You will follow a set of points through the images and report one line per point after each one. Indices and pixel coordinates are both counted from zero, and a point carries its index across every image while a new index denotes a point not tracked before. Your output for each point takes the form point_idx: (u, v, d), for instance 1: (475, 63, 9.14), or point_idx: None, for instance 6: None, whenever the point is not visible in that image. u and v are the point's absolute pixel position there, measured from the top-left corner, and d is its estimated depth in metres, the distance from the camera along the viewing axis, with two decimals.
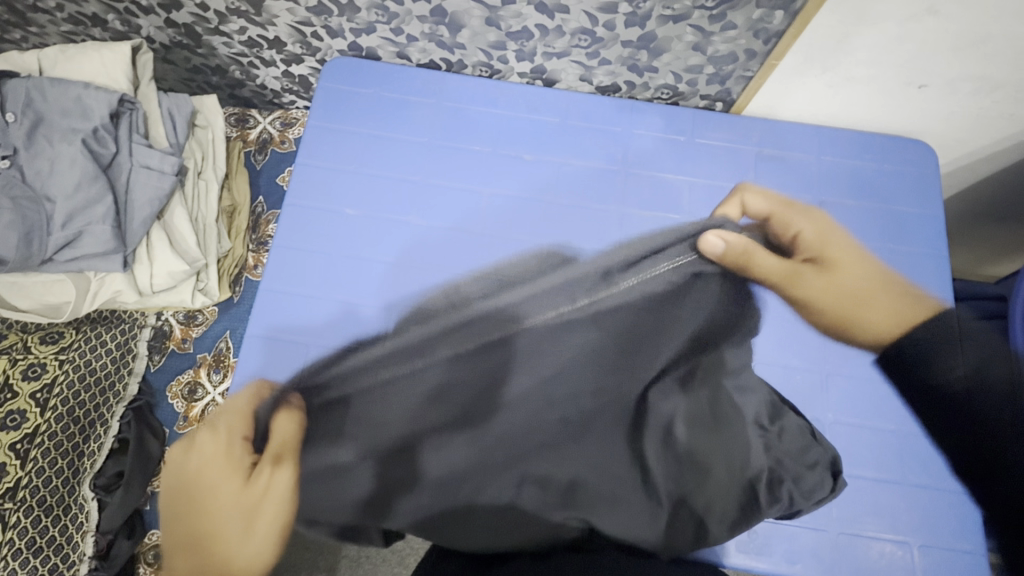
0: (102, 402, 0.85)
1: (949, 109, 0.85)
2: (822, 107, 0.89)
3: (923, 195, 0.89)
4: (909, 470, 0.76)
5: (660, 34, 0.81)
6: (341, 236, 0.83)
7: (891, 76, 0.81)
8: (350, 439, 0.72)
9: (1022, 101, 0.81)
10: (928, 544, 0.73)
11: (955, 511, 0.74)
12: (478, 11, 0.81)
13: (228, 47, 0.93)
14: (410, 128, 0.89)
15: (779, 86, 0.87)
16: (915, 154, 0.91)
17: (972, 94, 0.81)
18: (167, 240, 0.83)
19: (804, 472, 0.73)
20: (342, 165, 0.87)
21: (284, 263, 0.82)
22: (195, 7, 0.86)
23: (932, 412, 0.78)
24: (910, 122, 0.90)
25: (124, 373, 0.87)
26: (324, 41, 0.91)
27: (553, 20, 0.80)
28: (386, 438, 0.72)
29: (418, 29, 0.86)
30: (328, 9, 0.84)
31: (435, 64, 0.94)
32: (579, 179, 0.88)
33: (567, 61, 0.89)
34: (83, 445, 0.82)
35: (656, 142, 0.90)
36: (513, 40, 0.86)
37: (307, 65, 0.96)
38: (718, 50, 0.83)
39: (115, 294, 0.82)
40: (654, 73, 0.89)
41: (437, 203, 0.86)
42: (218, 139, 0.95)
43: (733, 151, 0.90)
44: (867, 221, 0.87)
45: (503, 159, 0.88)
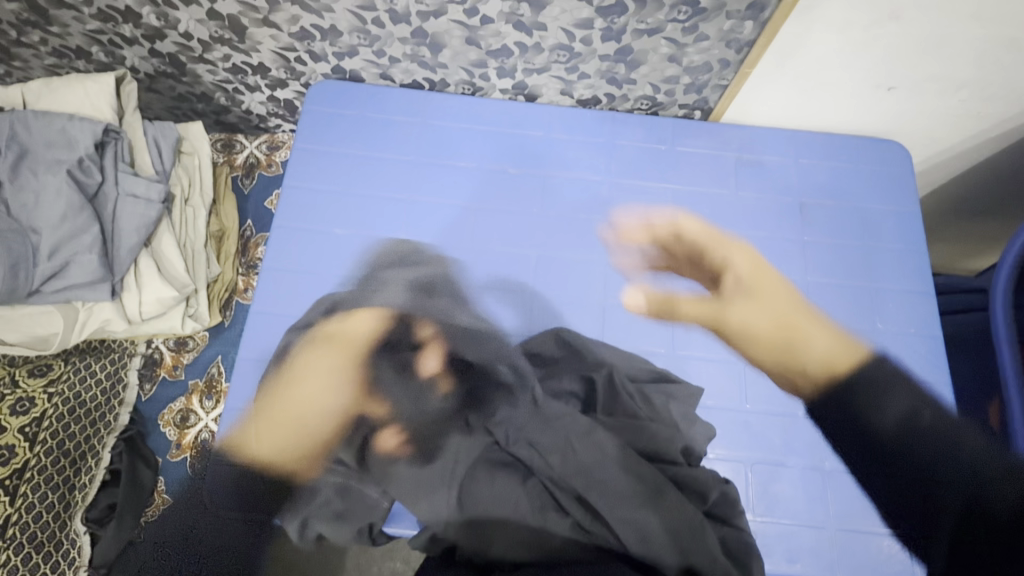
0: (92, 433, 0.84)
1: (918, 110, 0.88)
2: (796, 113, 0.92)
3: (898, 192, 0.91)
4: (903, 464, 0.77)
5: (636, 47, 0.83)
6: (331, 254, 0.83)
7: (861, 80, 0.83)
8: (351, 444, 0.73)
9: (987, 99, 0.84)
10: (925, 538, 0.73)
11: (950, 503, 0.75)
12: (459, 31, 0.83)
13: (213, 74, 0.94)
14: (396, 147, 0.90)
15: (754, 93, 0.89)
16: (889, 154, 0.93)
17: (940, 94, 0.84)
18: (156, 266, 0.83)
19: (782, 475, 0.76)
20: (330, 185, 0.87)
21: (274, 285, 0.82)
22: (178, 36, 0.87)
23: (918, 407, 0.80)
24: (883, 124, 0.93)
25: (114, 404, 0.86)
26: (308, 65, 0.92)
27: (531, 37, 0.82)
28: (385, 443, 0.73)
29: (400, 51, 0.88)
30: (310, 34, 0.85)
31: (417, 84, 0.95)
32: (564, 191, 0.89)
33: (547, 76, 0.90)
34: (74, 478, 0.81)
35: (638, 151, 0.92)
36: (494, 58, 0.87)
37: (291, 89, 0.97)
38: (692, 61, 0.85)
39: (104, 323, 0.81)
40: (632, 85, 0.91)
41: (424, 222, 0.86)
42: (205, 166, 0.94)
43: (714, 158, 0.92)
44: (847, 221, 0.89)
45: (488, 174, 0.89)
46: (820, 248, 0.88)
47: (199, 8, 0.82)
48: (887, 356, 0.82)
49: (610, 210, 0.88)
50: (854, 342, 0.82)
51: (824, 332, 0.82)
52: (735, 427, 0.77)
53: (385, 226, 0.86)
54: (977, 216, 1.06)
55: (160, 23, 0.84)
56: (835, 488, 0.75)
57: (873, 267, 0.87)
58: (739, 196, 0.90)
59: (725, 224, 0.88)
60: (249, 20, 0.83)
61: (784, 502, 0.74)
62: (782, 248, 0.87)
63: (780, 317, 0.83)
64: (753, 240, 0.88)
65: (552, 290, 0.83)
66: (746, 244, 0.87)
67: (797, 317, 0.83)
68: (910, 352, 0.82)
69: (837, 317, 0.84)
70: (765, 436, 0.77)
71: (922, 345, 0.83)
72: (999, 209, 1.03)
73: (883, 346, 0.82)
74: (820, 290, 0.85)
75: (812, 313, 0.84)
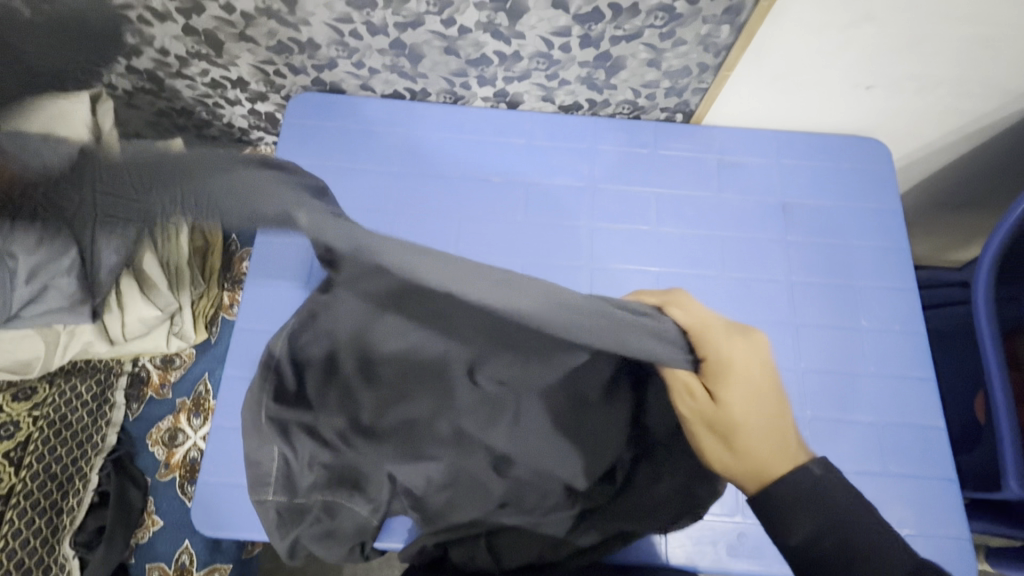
0: (79, 455, 0.83)
1: (897, 108, 0.89)
2: (777, 114, 0.92)
3: (879, 190, 0.92)
4: (890, 461, 0.77)
5: (615, 53, 0.83)
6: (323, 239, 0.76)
7: (839, 80, 0.84)
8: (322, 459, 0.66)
9: (963, 96, 0.84)
10: (912, 534, 0.74)
11: (939, 497, 0.76)
12: (437, 42, 0.82)
13: (192, 89, 0.94)
14: (379, 159, 0.90)
15: (734, 96, 0.90)
16: (869, 152, 0.94)
17: (917, 92, 0.85)
18: (136, 287, 0.80)
19: None
20: (313, 199, 0.87)
21: (261, 300, 0.82)
22: (155, 53, 0.86)
23: (903, 403, 0.80)
24: (863, 122, 0.93)
25: (101, 425, 0.85)
26: (288, 78, 0.92)
27: (509, 46, 0.82)
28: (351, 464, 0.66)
29: (379, 62, 0.88)
30: (288, 47, 0.85)
31: (399, 94, 0.95)
32: (548, 198, 0.89)
33: (528, 83, 0.90)
34: (61, 502, 0.80)
35: (620, 156, 0.92)
36: (474, 67, 0.87)
37: (272, 102, 0.97)
38: (672, 65, 0.85)
39: (87, 345, 0.83)
40: (613, 90, 0.91)
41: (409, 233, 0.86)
42: None
43: (696, 160, 0.93)
44: (832, 221, 0.90)
45: (472, 182, 0.89)
46: (803, 248, 0.88)
47: (175, 24, 0.81)
48: (870, 351, 0.83)
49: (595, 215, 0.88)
50: (840, 340, 0.83)
51: (806, 331, 0.84)
52: None
53: (371, 238, 0.85)
54: (958, 209, 1.08)
55: (135, 40, 0.84)
56: None
57: (857, 264, 0.88)
58: (723, 198, 0.90)
59: (710, 225, 0.89)
60: (225, 35, 0.83)
61: None
62: (766, 249, 0.88)
63: (765, 317, 0.84)
64: (737, 241, 0.88)
65: (538, 298, 0.83)
66: (731, 247, 0.88)
67: (781, 317, 0.84)
68: (893, 349, 0.83)
69: (824, 316, 0.84)
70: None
71: (907, 341, 0.84)
72: (980, 201, 1.05)
73: (864, 345, 0.84)
74: (804, 290, 0.86)
75: (796, 313, 0.84)
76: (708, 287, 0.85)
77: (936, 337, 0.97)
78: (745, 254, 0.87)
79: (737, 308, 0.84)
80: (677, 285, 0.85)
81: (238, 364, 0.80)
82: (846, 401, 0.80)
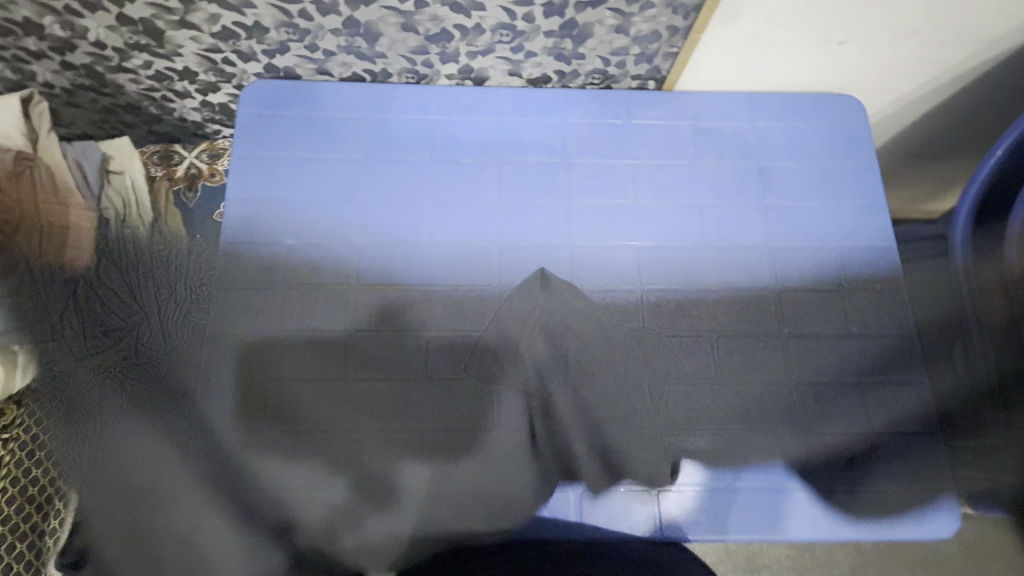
0: (56, 475, 0.79)
1: (871, 62, 0.87)
2: (751, 74, 0.90)
3: (853, 147, 0.91)
4: (877, 419, 0.79)
5: (580, 21, 0.80)
6: (297, 262, 0.80)
7: (811, 36, 0.82)
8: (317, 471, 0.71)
9: (937, 46, 0.83)
10: (904, 486, 0.76)
11: (927, 448, 0.78)
12: (393, 18, 0.78)
13: (136, 83, 0.88)
14: (341, 146, 0.86)
15: (705, 58, 0.87)
16: (845, 108, 0.93)
17: (890, 44, 0.83)
18: None
19: (757, 441, 0.77)
20: (277, 194, 0.83)
21: (229, 304, 0.78)
22: (90, 46, 0.80)
23: (887, 358, 0.82)
24: (838, 78, 0.91)
25: (77, 441, 0.81)
26: (238, 66, 0.87)
27: (470, 19, 0.78)
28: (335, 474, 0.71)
29: (334, 43, 0.83)
30: (234, 33, 0.79)
31: (358, 76, 0.90)
32: (522, 175, 0.87)
33: (493, 58, 0.87)
34: (42, 524, 0.77)
35: (594, 129, 0.90)
36: (435, 43, 0.83)
37: (224, 92, 0.92)
38: (640, 30, 0.82)
39: (45, 363, 0.78)
40: (582, 60, 0.88)
41: (410, 261, 0.81)
42: (138, 185, 0.89)
43: (670, 129, 0.90)
44: (814, 180, 0.89)
45: (443, 167, 0.86)
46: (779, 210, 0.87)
47: (107, 14, 0.75)
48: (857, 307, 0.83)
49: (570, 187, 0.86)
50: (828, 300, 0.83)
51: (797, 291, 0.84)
52: (714, 400, 0.78)
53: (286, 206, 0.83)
54: (931, 159, 1.08)
55: (65, 33, 0.78)
56: (813, 446, 0.77)
57: (836, 222, 0.87)
58: (698, 165, 0.89)
59: (687, 189, 0.87)
60: (164, 22, 0.77)
61: (766, 468, 0.76)
62: (745, 215, 0.87)
63: (751, 288, 0.83)
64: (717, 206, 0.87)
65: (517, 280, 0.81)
66: (726, 235, 0.86)
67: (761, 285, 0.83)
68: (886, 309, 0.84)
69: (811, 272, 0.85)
70: (767, 418, 0.78)
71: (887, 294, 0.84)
72: (953, 149, 1.05)
73: (848, 302, 0.84)
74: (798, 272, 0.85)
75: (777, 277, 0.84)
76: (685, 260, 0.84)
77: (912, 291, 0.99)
78: (722, 219, 0.86)
79: (715, 278, 0.83)
80: (658, 258, 0.84)
81: (222, 367, 0.75)
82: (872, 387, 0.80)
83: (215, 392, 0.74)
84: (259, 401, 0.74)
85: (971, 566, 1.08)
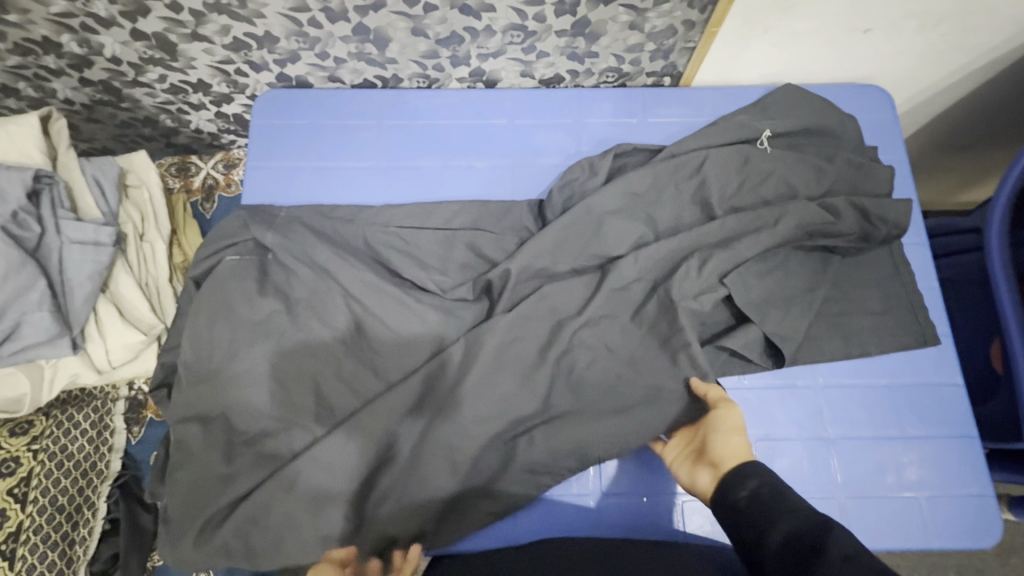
0: (85, 485, 0.83)
1: (897, 51, 0.84)
2: (772, 66, 0.87)
3: (883, 139, 0.87)
4: (908, 423, 0.77)
5: (593, 19, 0.78)
6: (302, 253, 0.73)
7: (837, 24, 0.78)
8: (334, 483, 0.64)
9: (971, 30, 0.79)
10: (935, 494, 0.74)
11: (962, 452, 0.76)
12: (403, 23, 0.77)
13: (152, 97, 0.89)
14: (356, 154, 0.85)
15: (725, 51, 0.84)
16: (871, 99, 0.89)
17: (919, 31, 0.79)
18: (117, 311, 0.79)
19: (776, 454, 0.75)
20: (294, 203, 0.82)
21: (216, 303, 0.72)
22: (107, 62, 0.81)
23: (914, 357, 0.79)
24: (861, 69, 0.89)
25: (104, 452, 0.86)
26: (250, 76, 0.87)
27: (480, 21, 0.77)
28: (345, 484, 0.64)
29: (344, 51, 0.82)
30: (246, 44, 0.80)
31: (369, 82, 0.90)
32: (536, 178, 0.85)
33: (504, 59, 0.85)
34: (72, 533, 0.80)
35: (608, 129, 0.88)
36: (445, 46, 0.82)
37: (238, 103, 0.92)
38: (655, 26, 0.79)
39: (74, 378, 0.77)
40: (595, 58, 0.86)
41: (423, 263, 0.75)
42: (155, 198, 0.90)
43: (688, 126, 0.88)
44: (859, 180, 0.80)
45: (455, 171, 0.85)
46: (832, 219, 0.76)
47: (121, 29, 0.76)
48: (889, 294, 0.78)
49: (594, 185, 0.79)
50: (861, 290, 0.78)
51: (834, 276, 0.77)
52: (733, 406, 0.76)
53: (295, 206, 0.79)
54: (962, 150, 1.04)
55: (83, 50, 0.78)
56: (839, 449, 0.75)
57: (899, 215, 0.78)
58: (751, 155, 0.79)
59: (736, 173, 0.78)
60: (177, 36, 0.77)
61: (786, 475, 0.74)
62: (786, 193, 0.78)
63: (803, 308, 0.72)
64: (773, 196, 0.77)
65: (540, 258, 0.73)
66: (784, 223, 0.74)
67: (799, 305, 0.74)
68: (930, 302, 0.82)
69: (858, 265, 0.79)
70: (786, 419, 0.76)
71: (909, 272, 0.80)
72: (986, 140, 1.01)
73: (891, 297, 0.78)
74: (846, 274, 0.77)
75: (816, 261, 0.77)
76: (734, 261, 0.72)
77: (945, 288, 0.95)
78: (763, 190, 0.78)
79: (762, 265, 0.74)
80: (694, 264, 0.72)
81: (221, 366, 0.69)
82: (906, 396, 0.78)
83: (218, 394, 0.68)
84: (261, 398, 0.68)
85: (1007, 568, 1.04)
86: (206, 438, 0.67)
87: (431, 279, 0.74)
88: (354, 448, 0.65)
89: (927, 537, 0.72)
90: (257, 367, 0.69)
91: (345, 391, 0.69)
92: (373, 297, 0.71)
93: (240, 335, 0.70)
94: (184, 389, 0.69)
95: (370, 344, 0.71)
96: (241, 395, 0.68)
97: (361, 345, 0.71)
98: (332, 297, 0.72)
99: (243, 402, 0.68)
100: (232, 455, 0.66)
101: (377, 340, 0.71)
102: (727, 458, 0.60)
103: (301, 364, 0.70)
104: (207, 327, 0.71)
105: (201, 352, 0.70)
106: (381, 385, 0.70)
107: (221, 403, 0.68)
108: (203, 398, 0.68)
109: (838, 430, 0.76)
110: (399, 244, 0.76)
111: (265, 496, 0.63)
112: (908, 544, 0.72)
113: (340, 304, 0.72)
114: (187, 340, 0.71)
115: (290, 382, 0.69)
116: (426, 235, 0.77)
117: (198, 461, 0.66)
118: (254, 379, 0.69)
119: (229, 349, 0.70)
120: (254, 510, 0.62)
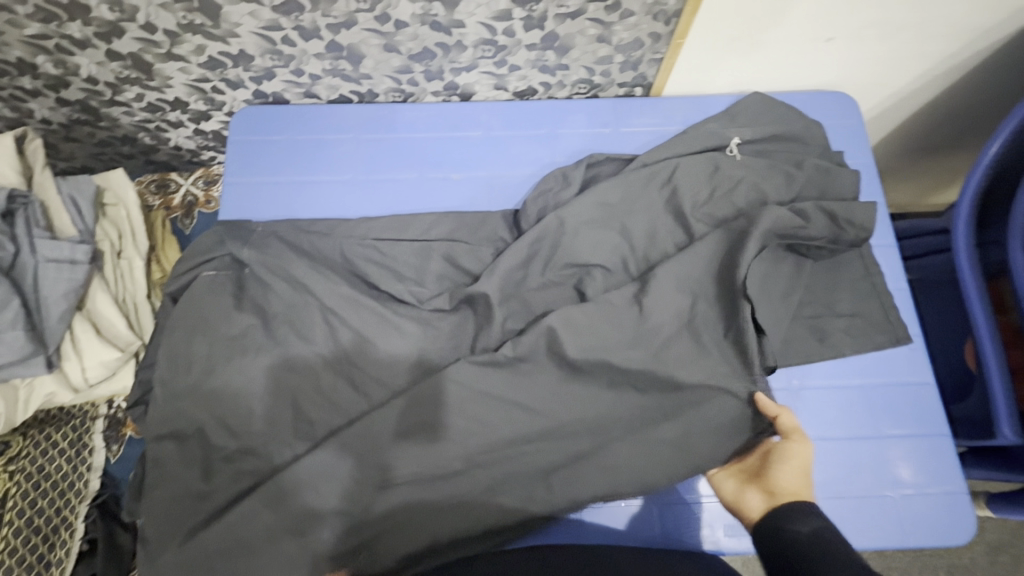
0: (62, 504, 0.82)
1: (859, 58, 0.86)
2: (739, 75, 0.89)
3: (849, 144, 0.90)
4: (884, 422, 0.77)
5: (562, 32, 0.79)
6: (278, 267, 0.74)
7: (798, 34, 0.81)
8: (310, 496, 0.63)
9: (928, 37, 0.81)
10: (912, 493, 0.74)
11: (937, 450, 0.76)
12: (375, 39, 0.79)
13: (130, 116, 0.90)
14: (333, 168, 0.86)
15: (692, 61, 0.86)
16: (836, 106, 0.92)
17: (878, 39, 0.82)
18: (93, 329, 0.79)
19: None
20: (271, 217, 0.83)
21: (193, 319, 0.72)
22: (83, 82, 0.82)
23: (886, 357, 0.81)
24: (826, 77, 0.91)
25: (82, 471, 0.85)
26: (227, 94, 0.88)
27: (451, 36, 0.79)
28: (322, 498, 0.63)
29: (319, 67, 0.84)
30: (221, 62, 0.81)
31: (345, 98, 0.91)
32: (512, 189, 0.86)
33: (477, 73, 0.87)
34: (48, 555, 0.79)
35: (582, 140, 0.89)
36: (418, 61, 0.84)
37: (216, 120, 0.93)
38: (622, 38, 0.81)
39: (50, 396, 0.77)
40: (566, 71, 0.88)
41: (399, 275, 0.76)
42: (133, 215, 0.90)
43: (660, 134, 0.89)
44: (827, 184, 0.82)
45: (432, 183, 0.86)
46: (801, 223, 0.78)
47: (96, 50, 0.77)
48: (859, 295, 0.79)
49: (568, 195, 0.80)
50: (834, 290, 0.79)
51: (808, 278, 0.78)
52: None
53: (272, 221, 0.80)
54: (930, 153, 1.07)
55: (58, 71, 0.79)
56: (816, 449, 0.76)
57: (867, 218, 0.79)
58: (720, 163, 0.80)
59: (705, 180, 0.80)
60: (152, 56, 0.78)
61: None
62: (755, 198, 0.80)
63: (778, 312, 0.73)
64: (744, 202, 0.79)
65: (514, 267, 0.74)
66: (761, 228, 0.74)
67: (779, 309, 0.73)
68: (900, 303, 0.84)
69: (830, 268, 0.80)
70: None
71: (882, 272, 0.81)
72: (952, 143, 1.04)
73: (862, 296, 0.79)
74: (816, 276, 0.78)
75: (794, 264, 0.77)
76: (706, 266, 0.73)
77: (918, 288, 0.96)
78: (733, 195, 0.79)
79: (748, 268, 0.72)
80: (666, 269, 0.73)
81: (197, 381, 0.69)
82: (880, 396, 0.79)
83: (195, 410, 0.68)
84: (238, 412, 0.68)
85: (995, 566, 1.05)
86: (182, 454, 0.67)
87: (408, 291, 0.75)
88: (331, 461, 0.65)
89: (905, 535, 0.72)
90: (234, 382, 0.69)
91: (321, 403, 0.69)
92: (350, 309, 0.72)
93: (217, 350, 0.71)
94: (160, 405, 0.69)
95: (347, 357, 0.71)
96: (218, 409, 0.68)
97: (338, 358, 0.71)
98: (310, 310, 0.73)
99: (220, 417, 0.68)
100: (209, 470, 0.66)
101: (354, 352, 0.71)
102: (789, 492, 0.61)
103: (277, 378, 0.70)
104: (184, 343, 0.71)
105: (177, 368, 0.70)
106: (358, 397, 0.70)
107: (198, 418, 0.68)
108: (180, 414, 0.68)
109: (815, 432, 0.77)
110: (376, 256, 0.77)
111: (240, 511, 0.62)
112: (886, 543, 0.72)
113: (317, 317, 0.72)
114: (163, 356, 0.71)
115: (268, 396, 0.69)
116: (403, 246, 0.77)
117: (175, 477, 0.66)
118: (230, 394, 0.69)
119: (206, 364, 0.70)
120: (230, 526, 0.62)
